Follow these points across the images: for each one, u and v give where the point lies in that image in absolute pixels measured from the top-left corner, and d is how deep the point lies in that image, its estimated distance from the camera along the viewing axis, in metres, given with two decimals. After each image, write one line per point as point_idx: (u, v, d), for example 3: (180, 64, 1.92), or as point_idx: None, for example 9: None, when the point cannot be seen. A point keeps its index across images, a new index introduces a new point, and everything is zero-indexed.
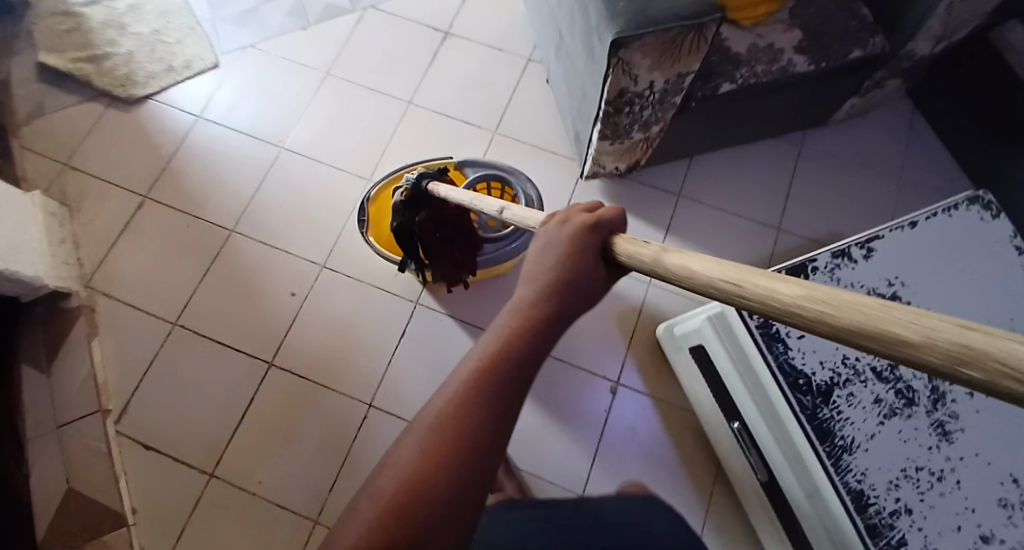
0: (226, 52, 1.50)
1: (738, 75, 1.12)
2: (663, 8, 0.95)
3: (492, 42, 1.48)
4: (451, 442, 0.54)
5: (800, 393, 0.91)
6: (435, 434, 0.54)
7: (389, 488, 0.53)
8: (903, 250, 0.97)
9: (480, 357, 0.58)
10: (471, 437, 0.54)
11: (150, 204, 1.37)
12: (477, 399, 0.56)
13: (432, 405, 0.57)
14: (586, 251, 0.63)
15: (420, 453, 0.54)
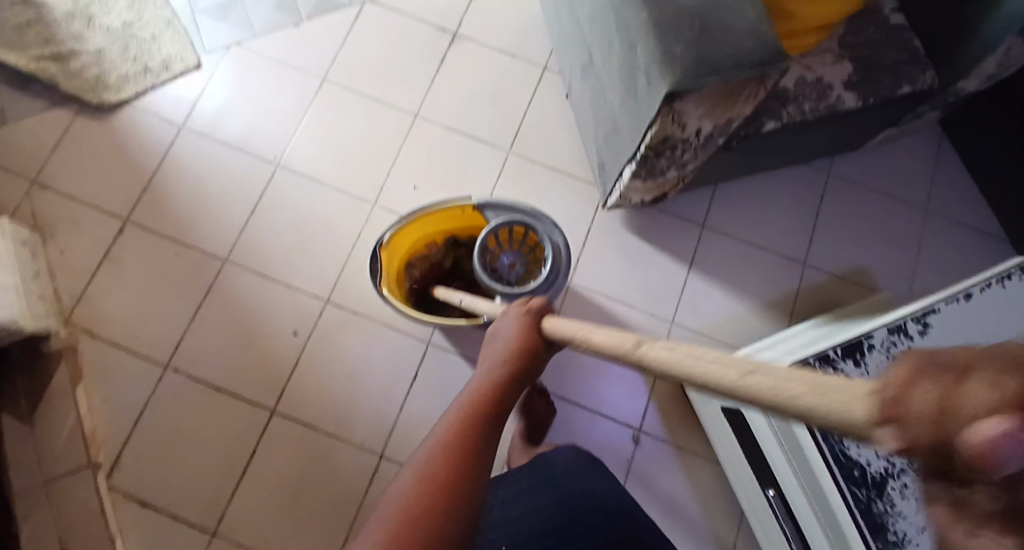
0: (208, 51, 1.36)
1: (784, 115, 1.03)
2: (724, 57, 0.84)
3: (504, 48, 1.36)
4: (447, 483, 0.51)
5: (854, 486, 0.89)
6: (428, 476, 0.51)
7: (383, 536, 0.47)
8: (960, 325, 0.91)
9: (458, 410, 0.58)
10: (464, 474, 0.52)
11: (132, 230, 1.27)
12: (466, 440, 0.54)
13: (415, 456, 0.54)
14: (535, 326, 0.69)
15: (413, 499, 0.49)
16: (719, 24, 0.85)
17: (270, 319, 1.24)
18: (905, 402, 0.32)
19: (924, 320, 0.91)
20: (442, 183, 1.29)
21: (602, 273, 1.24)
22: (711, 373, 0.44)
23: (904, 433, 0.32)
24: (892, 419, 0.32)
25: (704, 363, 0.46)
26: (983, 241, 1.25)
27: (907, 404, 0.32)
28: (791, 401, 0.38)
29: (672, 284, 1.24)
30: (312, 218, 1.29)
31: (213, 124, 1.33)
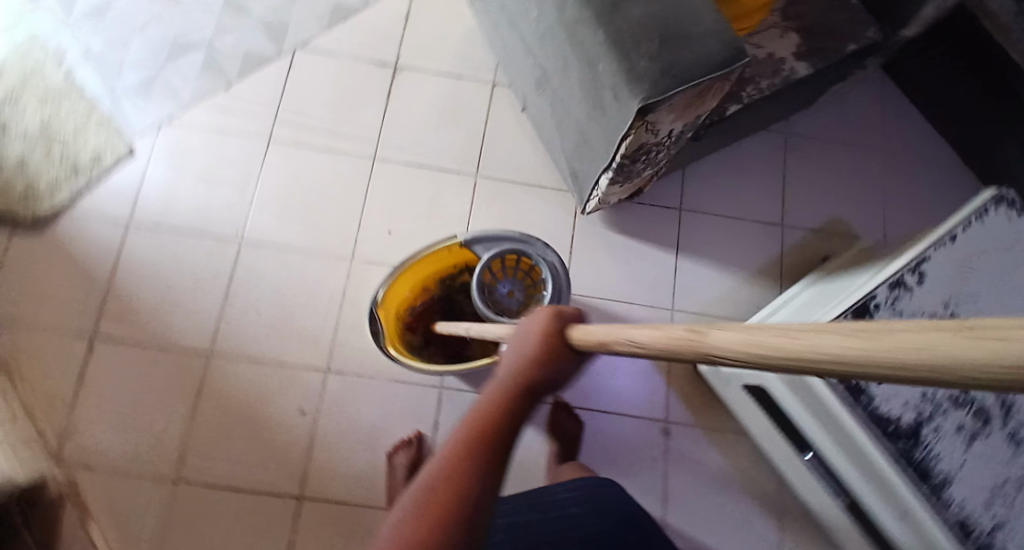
0: (138, 135, 1.28)
1: (744, 96, 1.04)
2: (691, 62, 0.84)
3: (447, 70, 1.32)
4: (431, 520, 0.44)
5: (893, 440, 0.90)
6: (424, 513, 0.44)
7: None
8: (956, 267, 0.94)
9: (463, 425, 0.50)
10: (459, 519, 0.44)
11: (102, 344, 1.19)
12: (468, 470, 0.46)
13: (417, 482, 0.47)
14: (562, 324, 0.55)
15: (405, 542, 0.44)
16: (679, 30, 0.85)
17: (273, 400, 1.19)
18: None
19: (920, 269, 0.93)
20: (416, 221, 1.25)
21: (593, 279, 1.21)
22: (827, 344, 0.35)
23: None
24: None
25: (818, 337, 0.36)
26: (944, 168, 1.29)
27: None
28: (973, 360, 0.28)
29: (665, 274, 1.21)
30: (291, 287, 1.23)
31: (162, 212, 1.26)
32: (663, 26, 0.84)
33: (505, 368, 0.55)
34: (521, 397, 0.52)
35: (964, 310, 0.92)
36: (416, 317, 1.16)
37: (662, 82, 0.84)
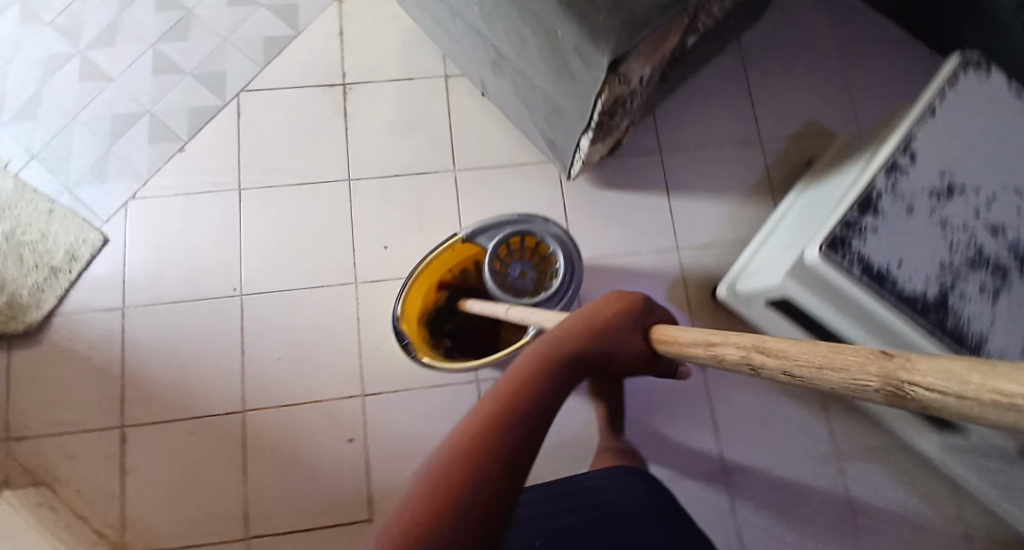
0: (107, 219, 1.25)
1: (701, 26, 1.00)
2: (648, 5, 0.83)
3: (397, 73, 1.30)
4: (469, 461, 0.45)
5: (924, 315, 0.93)
6: (493, 406, 0.49)
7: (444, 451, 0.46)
8: (940, 139, 0.97)
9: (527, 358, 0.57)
10: (497, 463, 0.46)
11: (134, 431, 1.18)
12: (532, 387, 0.53)
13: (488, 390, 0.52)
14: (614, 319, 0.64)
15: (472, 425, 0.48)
16: None
17: (319, 441, 1.19)
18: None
19: (909, 149, 0.96)
20: (408, 231, 1.24)
21: (595, 241, 1.22)
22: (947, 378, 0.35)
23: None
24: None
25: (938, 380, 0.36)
26: (899, 45, 1.30)
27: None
28: None
29: (662, 216, 1.23)
30: (304, 328, 1.22)
31: (154, 289, 1.23)
32: None
33: (553, 337, 0.60)
34: (580, 352, 0.60)
35: (959, 178, 0.96)
36: (434, 320, 1.17)
37: (625, 33, 0.83)
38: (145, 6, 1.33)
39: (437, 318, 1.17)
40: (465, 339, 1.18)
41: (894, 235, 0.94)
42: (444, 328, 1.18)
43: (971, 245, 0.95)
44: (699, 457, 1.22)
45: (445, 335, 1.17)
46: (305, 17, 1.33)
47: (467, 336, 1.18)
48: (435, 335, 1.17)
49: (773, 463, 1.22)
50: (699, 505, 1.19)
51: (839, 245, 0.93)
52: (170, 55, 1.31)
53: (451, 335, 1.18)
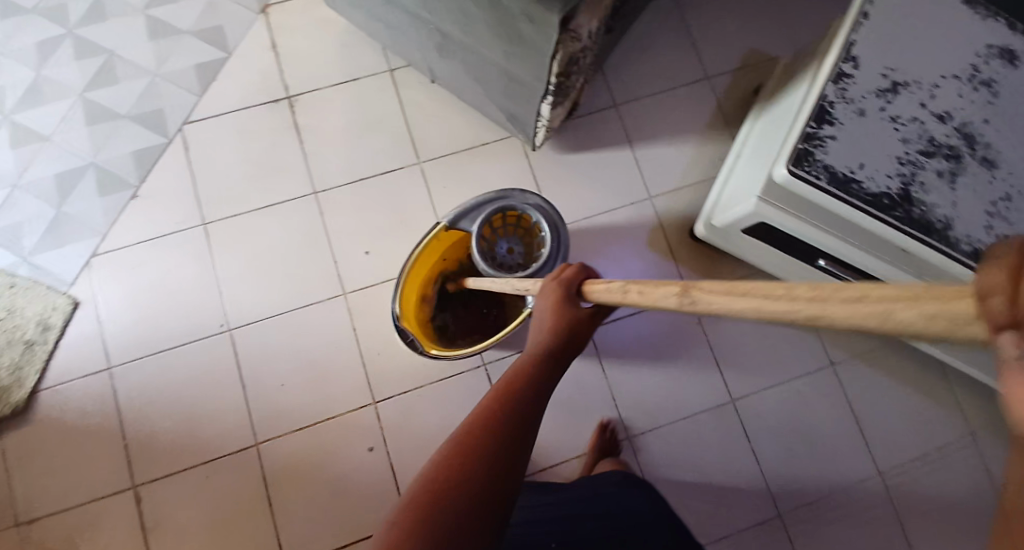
0: (73, 281, 1.21)
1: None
2: None
3: (340, 77, 1.28)
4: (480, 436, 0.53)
5: (891, 210, 0.97)
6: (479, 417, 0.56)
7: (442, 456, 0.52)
8: (877, 40, 1.03)
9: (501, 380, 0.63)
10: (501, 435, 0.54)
11: (149, 488, 1.15)
12: (512, 394, 0.59)
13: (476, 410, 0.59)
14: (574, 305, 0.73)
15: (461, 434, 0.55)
16: None
17: (339, 454, 1.18)
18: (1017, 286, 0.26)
19: (850, 57, 1.02)
20: (386, 231, 1.24)
21: (571, 204, 1.24)
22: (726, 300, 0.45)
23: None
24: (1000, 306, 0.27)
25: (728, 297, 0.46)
26: None
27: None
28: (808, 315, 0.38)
29: (629, 168, 1.26)
30: (301, 347, 1.21)
31: (139, 341, 1.20)
32: None
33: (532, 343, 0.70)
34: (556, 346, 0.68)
35: (901, 75, 1.01)
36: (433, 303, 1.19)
37: None
38: (64, 56, 1.28)
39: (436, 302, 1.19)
40: (466, 315, 1.20)
41: (853, 140, 0.99)
42: (445, 317, 1.20)
43: (923, 135, 0.99)
44: (708, 392, 1.28)
45: (447, 313, 1.20)
46: (233, 38, 1.29)
47: (470, 321, 1.20)
48: (437, 316, 1.19)
49: (776, 383, 1.29)
50: (718, 439, 1.26)
51: (803, 160, 0.98)
52: (101, 101, 1.26)
53: (454, 323, 1.20)
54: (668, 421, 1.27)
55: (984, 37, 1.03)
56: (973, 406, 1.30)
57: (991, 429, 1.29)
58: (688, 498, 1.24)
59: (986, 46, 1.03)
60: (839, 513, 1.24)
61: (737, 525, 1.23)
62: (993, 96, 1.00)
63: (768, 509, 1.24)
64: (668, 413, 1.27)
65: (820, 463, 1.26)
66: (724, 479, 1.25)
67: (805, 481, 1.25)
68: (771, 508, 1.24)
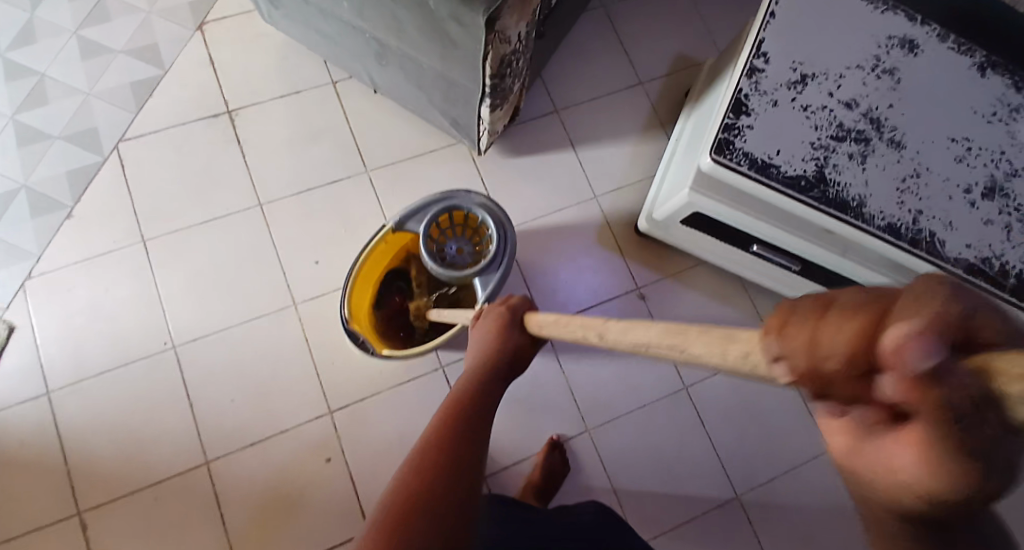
0: (8, 305, 1.16)
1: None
2: None
3: (281, 89, 1.29)
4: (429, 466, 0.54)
5: (808, 192, 1.03)
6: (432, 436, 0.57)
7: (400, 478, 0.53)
8: (786, 36, 1.10)
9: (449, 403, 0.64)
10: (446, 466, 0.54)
11: (94, 515, 1.10)
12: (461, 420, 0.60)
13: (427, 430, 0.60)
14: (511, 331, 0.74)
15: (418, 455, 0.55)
16: None
17: (294, 470, 1.15)
18: (811, 343, 0.32)
19: (762, 52, 1.09)
20: (335, 241, 1.24)
21: (518, 206, 1.27)
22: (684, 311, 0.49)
23: (887, 394, 0.29)
24: (780, 345, 0.34)
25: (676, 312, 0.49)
26: None
27: (821, 321, 0.32)
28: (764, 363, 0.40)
29: (572, 169, 1.30)
30: (252, 362, 1.18)
31: (78, 365, 1.15)
32: None
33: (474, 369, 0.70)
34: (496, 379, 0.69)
35: (810, 67, 1.09)
36: (383, 306, 1.20)
37: None
38: None
39: (386, 304, 1.20)
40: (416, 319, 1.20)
41: (769, 128, 1.06)
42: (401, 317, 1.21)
43: (833, 122, 1.07)
44: (662, 382, 1.31)
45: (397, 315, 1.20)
46: (168, 54, 1.29)
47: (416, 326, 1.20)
48: (386, 317, 1.19)
49: (724, 368, 1.33)
50: (674, 427, 1.29)
51: (725, 148, 1.05)
52: (31, 123, 1.23)
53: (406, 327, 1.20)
54: (625, 412, 1.29)
55: (884, 29, 1.12)
56: None
57: None
58: (649, 489, 1.26)
59: (888, 36, 1.12)
60: (791, 492, 1.28)
61: (697, 510, 1.26)
62: (895, 83, 1.09)
63: (724, 491, 1.27)
64: (623, 406, 1.29)
65: (770, 443, 1.30)
66: (681, 465, 1.28)
67: (757, 462, 1.29)
68: (727, 490, 1.27)
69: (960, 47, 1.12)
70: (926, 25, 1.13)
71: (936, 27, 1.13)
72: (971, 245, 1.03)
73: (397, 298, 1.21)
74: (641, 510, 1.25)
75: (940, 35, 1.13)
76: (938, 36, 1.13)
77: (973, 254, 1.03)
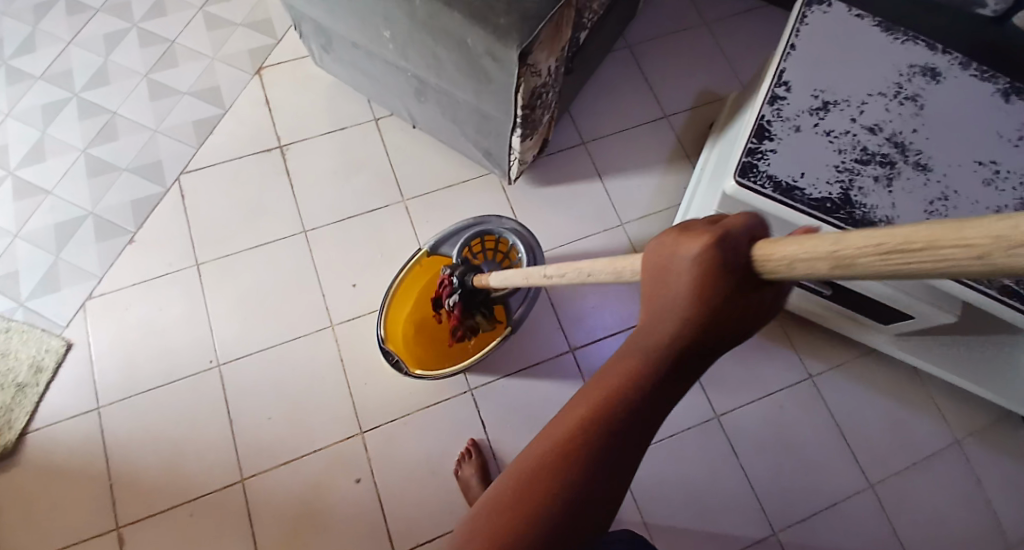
0: (68, 323, 1.24)
1: (587, 22, 1.14)
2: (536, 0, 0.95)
3: (327, 127, 1.39)
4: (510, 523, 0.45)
5: (834, 213, 1.05)
6: (553, 452, 0.45)
7: (485, 509, 0.47)
8: (806, 67, 1.15)
9: (596, 386, 0.46)
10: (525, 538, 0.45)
11: (133, 528, 1.13)
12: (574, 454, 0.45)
13: (550, 428, 0.47)
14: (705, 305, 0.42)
15: (515, 488, 0.46)
16: None
17: (326, 486, 1.17)
18: None
19: (783, 81, 1.13)
20: (372, 264, 1.30)
21: (547, 232, 1.31)
22: None
23: None
24: None
25: None
26: (758, 16, 1.50)
27: None
28: None
29: (599, 199, 1.34)
30: (288, 380, 1.23)
31: (127, 381, 1.21)
32: None
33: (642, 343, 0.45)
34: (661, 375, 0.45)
35: (831, 94, 1.12)
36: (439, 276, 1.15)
37: (525, 26, 0.94)
38: (69, 116, 1.38)
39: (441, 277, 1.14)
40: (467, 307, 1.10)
41: (792, 152, 1.09)
42: (443, 296, 1.09)
43: (856, 146, 1.09)
44: (691, 410, 1.28)
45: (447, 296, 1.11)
46: (227, 96, 1.40)
47: (465, 298, 1.06)
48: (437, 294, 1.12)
49: (758, 397, 1.29)
50: (703, 457, 1.25)
51: (749, 171, 1.08)
52: (102, 156, 1.35)
53: (451, 301, 1.07)
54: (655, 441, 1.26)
55: (905, 59, 1.15)
56: (959, 412, 1.30)
57: (982, 434, 1.29)
58: (679, 523, 1.22)
59: (909, 65, 1.15)
60: (834, 530, 1.22)
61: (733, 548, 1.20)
62: (918, 109, 1.12)
63: (762, 529, 1.22)
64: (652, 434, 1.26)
65: (810, 478, 1.25)
66: (717, 500, 1.23)
67: (795, 496, 1.24)
68: (765, 529, 1.21)
69: (983, 74, 1.14)
70: (947, 54, 1.16)
71: (957, 55, 1.16)
72: None
73: (445, 271, 1.10)
74: (673, 546, 1.20)
75: (961, 63, 1.15)
76: (960, 64, 1.15)
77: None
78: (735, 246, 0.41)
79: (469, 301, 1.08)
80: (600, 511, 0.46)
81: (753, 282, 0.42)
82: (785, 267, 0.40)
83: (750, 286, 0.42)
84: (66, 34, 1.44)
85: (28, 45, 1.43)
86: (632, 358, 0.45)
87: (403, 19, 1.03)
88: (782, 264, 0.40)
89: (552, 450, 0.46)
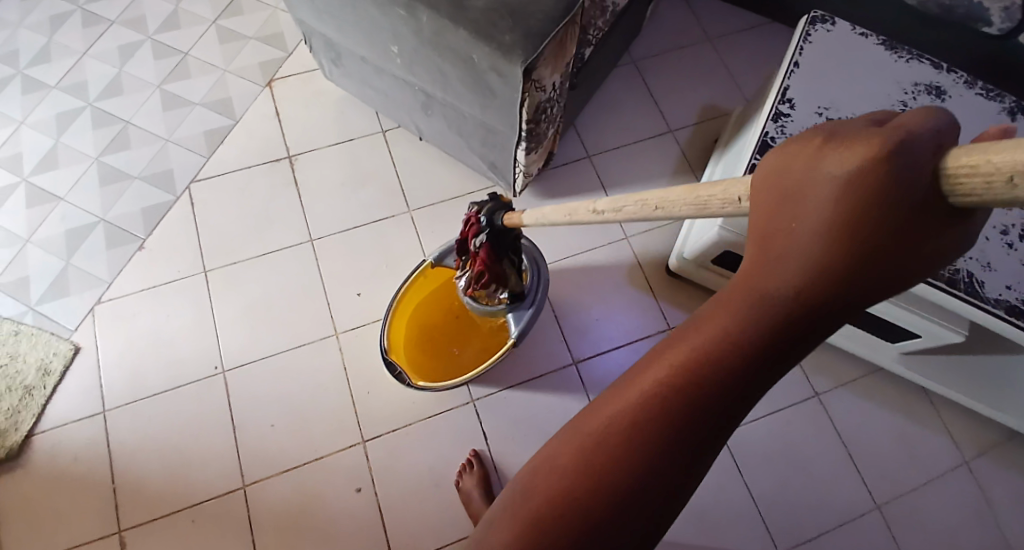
0: (76, 328, 1.26)
1: (592, 39, 1.16)
2: (541, 18, 0.97)
3: (335, 138, 1.41)
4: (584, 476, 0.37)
5: None
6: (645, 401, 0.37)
7: (542, 473, 0.38)
8: (810, 83, 1.15)
9: (708, 326, 0.37)
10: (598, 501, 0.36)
11: (134, 533, 1.13)
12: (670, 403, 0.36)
13: (631, 382, 0.38)
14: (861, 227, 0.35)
15: (579, 460, 0.37)
16: (519, 3, 0.97)
17: (326, 495, 1.17)
18: None
19: (787, 99, 1.14)
20: (377, 274, 1.31)
21: None
22: None
23: None
24: None
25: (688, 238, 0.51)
26: (763, 32, 1.51)
27: None
28: None
29: None
30: (291, 389, 1.23)
31: (134, 385, 1.23)
32: (507, 5, 0.97)
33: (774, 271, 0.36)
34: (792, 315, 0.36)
35: (835, 112, 1.13)
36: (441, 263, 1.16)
37: (529, 43, 0.95)
38: (83, 124, 1.40)
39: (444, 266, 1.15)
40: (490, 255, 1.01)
41: None
42: (470, 235, 1.01)
43: None
44: None
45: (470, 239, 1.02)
46: (238, 106, 1.43)
47: (493, 240, 0.98)
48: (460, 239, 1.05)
49: (765, 413, 1.29)
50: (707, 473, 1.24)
51: None
52: (114, 165, 1.37)
53: (477, 242, 0.99)
54: None
55: (909, 77, 1.16)
56: (965, 429, 1.29)
57: (990, 452, 1.27)
58: (682, 538, 1.21)
59: (913, 83, 1.15)
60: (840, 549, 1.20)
61: None
62: None
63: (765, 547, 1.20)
64: None
65: (816, 497, 1.24)
66: (721, 517, 1.22)
67: (800, 514, 1.22)
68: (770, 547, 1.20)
69: (988, 93, 1.14)
70: (952, 73, 1.16)
71: (962, 74, 1.16)
72: (1011, 286, 0.97)
73: (471, 209, 1.01)
74: None
75: (966, 82, 1.15)
76: (965, 82, 1.15)
77: (998, 240, 0.99)
78: (908, 161, 0.35)
79: (496, 245, 0.99)
80: (684, 483, 0.37)
81: (918, 212, 0.35)
82: (997, 180, 0.34)
83: (915, 213, 0.35)
84: (81, 45, 1.47)
85: (44, 55, 1.47)
86: (759, 292, 0.36)
87: (410, 34, 1.04)
88: (997, 174, 0.34)
89: (632, 408, 0.37)
